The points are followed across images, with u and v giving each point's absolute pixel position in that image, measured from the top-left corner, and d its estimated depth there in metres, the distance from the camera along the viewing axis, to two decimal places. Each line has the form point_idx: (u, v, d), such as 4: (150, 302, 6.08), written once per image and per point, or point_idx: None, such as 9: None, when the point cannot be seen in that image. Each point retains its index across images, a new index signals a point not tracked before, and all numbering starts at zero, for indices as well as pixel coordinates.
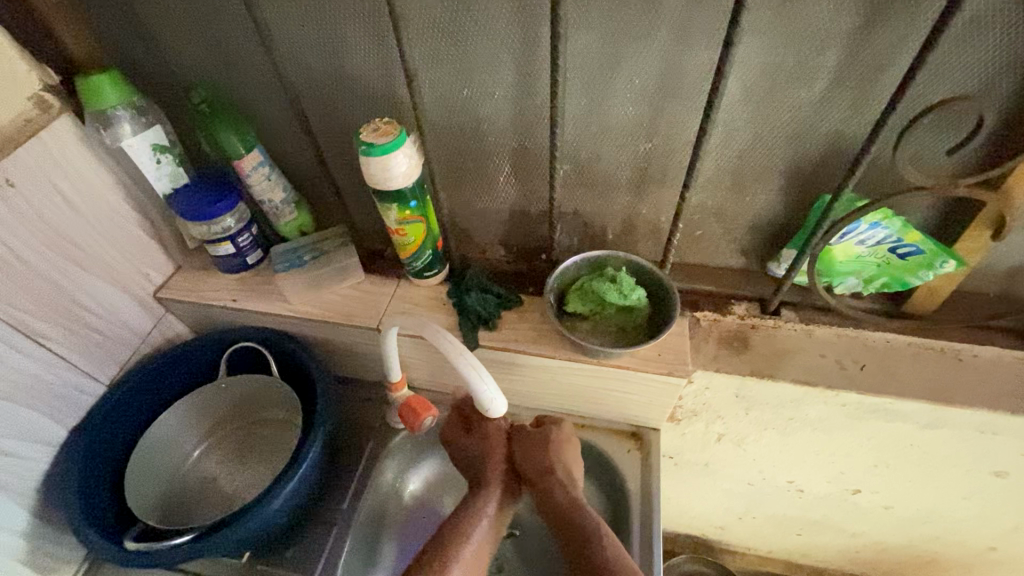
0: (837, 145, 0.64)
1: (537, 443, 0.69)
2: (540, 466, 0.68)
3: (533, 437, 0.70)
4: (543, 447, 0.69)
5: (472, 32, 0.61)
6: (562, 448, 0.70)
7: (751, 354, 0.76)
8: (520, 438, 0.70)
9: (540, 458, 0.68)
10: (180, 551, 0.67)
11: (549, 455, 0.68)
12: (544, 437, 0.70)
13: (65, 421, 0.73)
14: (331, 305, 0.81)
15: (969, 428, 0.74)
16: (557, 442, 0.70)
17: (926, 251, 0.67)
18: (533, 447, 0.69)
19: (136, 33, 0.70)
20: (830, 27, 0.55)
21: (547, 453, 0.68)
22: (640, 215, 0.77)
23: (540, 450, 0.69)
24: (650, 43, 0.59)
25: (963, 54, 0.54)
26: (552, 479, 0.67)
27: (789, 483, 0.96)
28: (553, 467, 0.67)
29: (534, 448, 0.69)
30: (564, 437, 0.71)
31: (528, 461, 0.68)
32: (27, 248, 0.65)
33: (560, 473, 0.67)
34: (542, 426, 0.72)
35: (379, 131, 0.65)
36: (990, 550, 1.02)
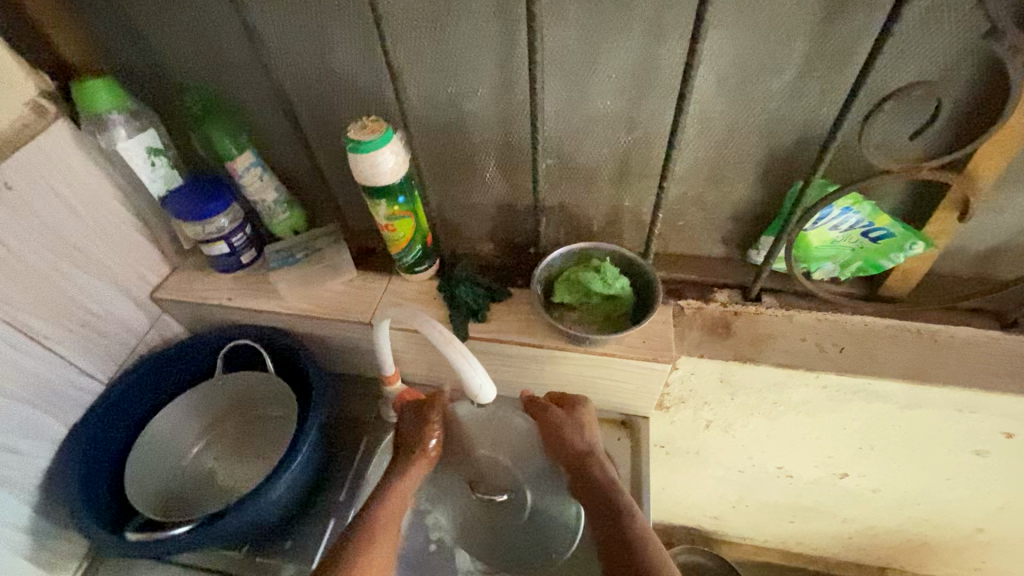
0: (808, 132, 0.66)
1: (574, 424, 0.72)
2: (578, 448, 0.71)
3: (568, 419, 0.73)
4: (578, 427, 0.72)
5: (454, 32, 0.64)
6: (593, 427, 0.74)
7: (734, 339, 0.78)
8: (554, 417, 0.73)
9: (579, 441, 0.71)
10: (181, 542, 0.68)
11: (586, 438, 0.71)
12: (579, 420, 0.73)
13: (66, 418, 0.75)
14: (325, 301, 0.83)
15: (948, 406, 0.76)
16: (588, 419, 0.73)
17: (897, 234, 0.70)
18: (567, 428, 0.72)
19: (129, 39, 0.72)
20: (794, 17, 0.57)
21: (585, 436, 0.72)
22: (623, 206, 0.79)
23: (576, 432, 0.72)
24: (624, 38, 0.62)
25: (920, 42, 0.57)
26: (595, 461, 0.70)
27: (778, 468, 0.98)
28: (595, 449, 0.71)
29: (569, 430, 0.72)
30: (593, 416, 0.74)
31: (569, 441, 0.71)
32: (24, 247, 0.67)
33: (600, 455, 0.71)
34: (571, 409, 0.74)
35: (366, 129, 0.67)
36: (978, 531, 1.05)
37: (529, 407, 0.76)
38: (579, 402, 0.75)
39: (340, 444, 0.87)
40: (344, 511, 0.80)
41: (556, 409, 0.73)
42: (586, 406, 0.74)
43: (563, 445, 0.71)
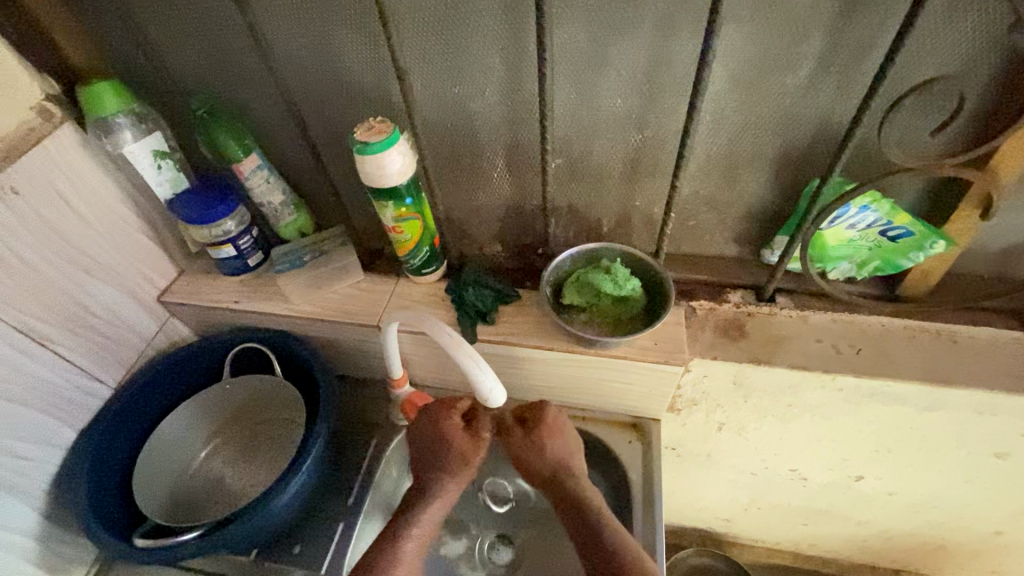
0: (824, 129, 0.65)
1: (531, 447, 0.71)
2: (543, 468, 0.70)
3: (525, 441, 0.71)
4: (535, 449, 0.70)
5: (461, 30, 0.63)
6: (557, 438, 0.71)
7: (748, 341, 0.76)
8: (513, 443, 0.71)
9: (540, 464, 0.70)
10: (189, 548, 0.68)
11: (546, 458, 0.70)
12: (536, 440, 0.71)
13: (74, 422, 0.75)
14: (331, 304, 0.82)
15: (968, 409, 0.74)
16: (546, 434, 0.71)
17: (916, 233, 0.68)
18: (526, 452, 0.71)
19: (134, 42, 0.71)
20: (811, 12, 0.56)
21: (545, 456, 0.70)
22: (634, 206, 0.78)
23: (535, 456, 0.70)
24: (635, 35, 0.60)
25: (941, 36, 0.55)
26: (563, 479, 0.69)
27: (791, 471, 0.97)
28: (560, 465, 0.70)
29: (528, 454, 0.71)
30: (555, 426, 0.72)
31: (533, 462, 0.70)
32: (31, 253, 0.67)
33: (567, 469, 0.70)
34: (528, 424, 0.72)
35: (373, 130, 0.66)
36: (996, 534, 1.02)
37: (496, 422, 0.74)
38: (540, 415, 0.72)
39: (347, 448, 0.86)
40: (352, 516, 0.79)
41: (513, 433, 0.71)
42: (545, 419, 0.71)
43: (528, 467, 0.71)
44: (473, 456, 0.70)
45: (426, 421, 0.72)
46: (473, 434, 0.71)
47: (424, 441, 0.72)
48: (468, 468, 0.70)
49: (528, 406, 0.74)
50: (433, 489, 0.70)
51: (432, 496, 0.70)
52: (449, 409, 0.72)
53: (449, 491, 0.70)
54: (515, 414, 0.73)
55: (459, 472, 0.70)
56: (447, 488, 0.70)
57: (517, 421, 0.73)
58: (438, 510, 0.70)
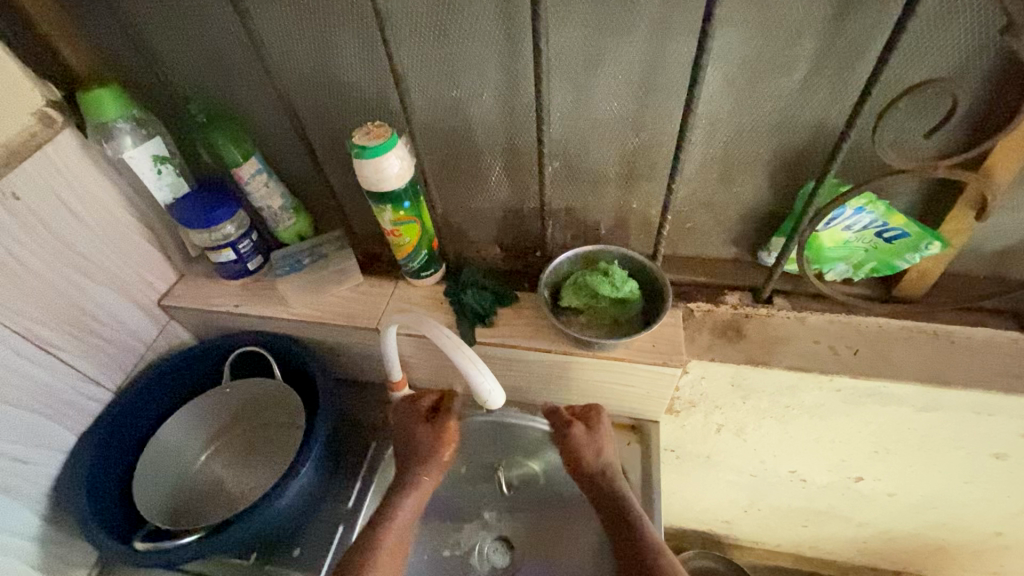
0: (819, 131, 0.65)
1: (592, 445, 0.71)
2: (597, 465, 0.70)
3: (587, 437, 0.71)
4: (595, 447, 0.70)
5: (458, 35, 0.63)
6: (611, 442, 0.72)
7: (746, 342, 0.77)
8: (574, 436, 0.71)
9: (595, 462, 0.70)
10: (189, 550, 0.68)
11: (602, 458, 0.70)
12: (597, 440, 0.71)
13: (74, 427, 0.75)
14: (330, 307, 0.82)
15: (966, 409, 0.75)
16: (606, 437, 0.72)
17: (912, 234, 0.68)
18: (585, 448, 0.70)
19: (134, 48, 0.72)
20: (804, 15, 0.56)
21: (602, 456, 0.70)
22: (631, 209, 0.78)
23: (592, 454, 0.70)
24: (630, 39, 0.61)
25: (934, 38, 0.55)
26: (614, 482, 0.69)
27: (791, 472, 0.97)
28: (613, 468, 0.70)
29: (586, 451, 0.70)
30: (611, 431, 0.73)
31: (588, 458, 0.70)
32: (33, 258, 0.67)
33: (617, 475, 0.70)
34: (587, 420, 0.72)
35: (370, 134, 0.66)
36: (997, 535, 1.02)
37: (551, 416, 0.73)
38: (601, 416, 0.73)
39: (347, 450, 0.87)
40: (352, 518, 0.79)
41: (577, 426, 0.71)
42: (605, 421, 0.73)
43: (580, 464, 0.70)
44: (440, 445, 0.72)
45: (394, 417, 0.75)
46: (438, 425, 0.73)
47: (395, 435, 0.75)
48: (440, 458, 0.72)
49: (583, 406, 0.75)
50: (408, 481, 0.71)
51: (408, 486, 0.71)
52: (413, 402, 0.75)
53: (422, 484, 0.71)
54: (569, 412, 0.74)
55: (430, 462, 0.72)
56: (422, 477, 0.71)
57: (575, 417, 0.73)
58: (415, 504, 0.71)
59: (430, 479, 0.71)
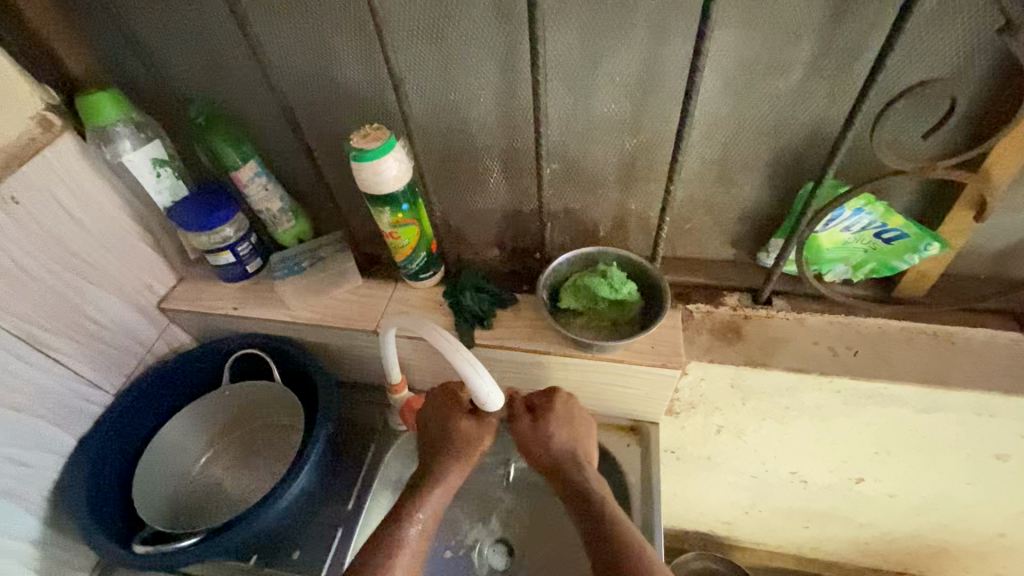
0: (818, 132, 0.65)
1: (535, 437, 0.71)
2: (549, 456, 0.70)
3: (530, 429, 0.71)
4: (539, 439, 0.71)
5: (456, 37, 0.63)
6: (564, 430, 0.71)
7: (745, 343, 0.77)
8: (518, 431, 0.72)
9: (542, 454, 0.71)
10: (191, 554, 0.68)
11: (551, 447, 0.70)
12: (542, 431, 0.71)
13: (73, 430, 0.75)
14: (329, 309, 0.82)
15: (966, 410, 0.74)
16: (553, 424, 0.71)
17: (911, 235, 0.68)
18: (531, 441, 0.71)
19: (133, 52, 0.72)
20: (802, 15, 0.56)
21: (551, 446, 0.70)
22: (630, 210, 0.78)
23: (538, 446, 0.71)
24: (628, 41, 0.61)
25: (932, 39, 0.55)
26: (564, 471, 0.69)
27: (791, 473, 0.97)
28: (564, 457, 0.70)
29: (531, 444, 0.71)
30: (562, 418, 0.72)
31: (539, 450, 0.71)
32: (33, 261, 0.67)
33: (570, 462, 0.70)
34: (534, 412, 0.73)
35: (369, 137, 0.67)
36: (999, 536, 1.02)
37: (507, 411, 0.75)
38: (549, 404, 0.73)
39: (346, 453, 0.87)
40: (351, 521, 0.79)
41: (519, 421, 0.72)
42: (552, 409, 0.72)
43: (532, 457, 0.72)
44: (477, 441, 0.70)
45: (436, 408, 0.74)
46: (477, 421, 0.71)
47: (433, 425, 0.73)
48: (473, 452, 0.70)
49: (539, 395, 0.75)
50: (437, 473, 0.69)
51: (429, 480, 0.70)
52: (455, 396, 0.73)
53: (452, 477, 0.69)
54: (525, 402, 0.74)
55: (463, 457, 0.70)
56: (451, 471, 0.70)
57: (527, 409, 0.74)
58: (440, 497, 0.69)
59: (458, 475, 0.70)
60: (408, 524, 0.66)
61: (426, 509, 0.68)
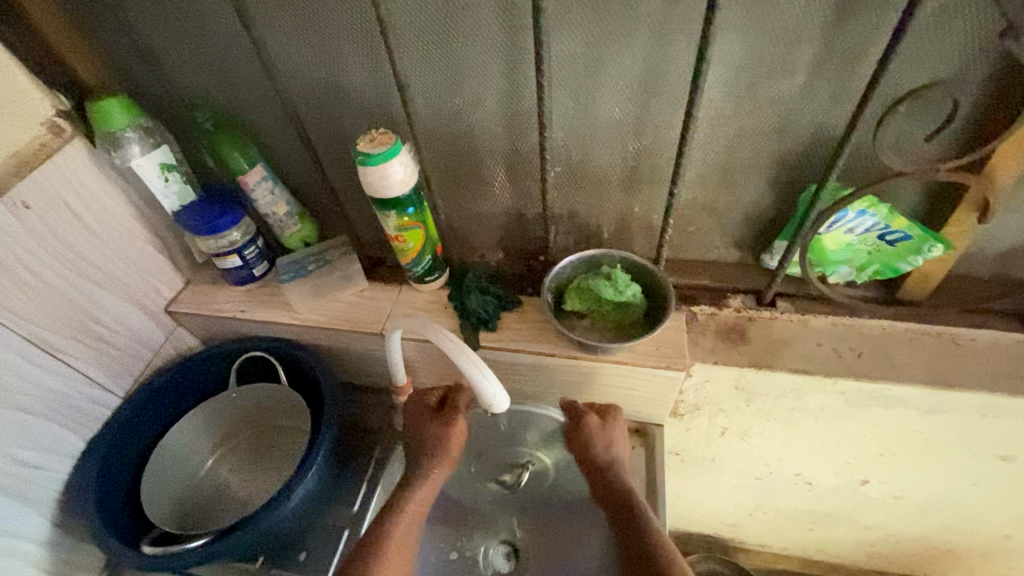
0: (820, 135, 0.65)
1: (604, 437, 0.72)
2: (607, 457, 0.71)
3: (600, 429, 0.72)
4: (606, 440, 0.72)
5: (461, 42, 0.64)
6: (623, 440, 0.73)
7: (749, 345, 0.77)
8: (587, 427, 0.72)
9: (603, 454, 0.71)
10: (196, 554, 0.68)
11: (612, 451, 0.72)
12: (610, 432, 0.73)
13: (83, 432, 0.76)
14: (335, 312, 0.83)
15: (971, 411, 0.74)
16: (618, 432, 0.73)
17: (914, 237, 0.69)
18: (597, 438, 0.72)
19: (141, 58, 0.73)
20: (804, 19, 0.56)
21: (611, 449, 0.72)
22: (634, 213, 0.79)
23: (602, 445, 0.72)
24: (631, 46, 0.61)
25: (934, 42, 0.56)
26: (618, 475, 0.70)
27: (796, 475, 0.97)
28: (620, 462, 0.71)
29: (598, 442, 0.72)
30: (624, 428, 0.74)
31: (599, 450, 0.71)
32: (42, 265, 0.68)
33: (622, 469, 0.71)
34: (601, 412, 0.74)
35: (375, 141, 0.67)
36: (1005, 538, 1.02)
37: (566, 408, 0.75)
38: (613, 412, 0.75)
39: (352, 456, 0.87)
40: (357, 523, 0.79)
41: (591, 417, 0.73)
42: (619, 418, 0.74)
43: (590, 454, 0.71)
44: (447, 441, 0.71)
45: (407, 414, 0.76)
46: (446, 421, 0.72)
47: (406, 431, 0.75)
48: (447, 452, 0.71)
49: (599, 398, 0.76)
50: (416, 474, 0.71)
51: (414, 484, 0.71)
52: (421, 401, 0.75)
53: (432, 479, 0.71)
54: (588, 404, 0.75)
55: (438, 455, 0.71)
56: (430, 472, 0.71)
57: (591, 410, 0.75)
58: (425, 496, 0.71)
59: (438, 472, 0.71)
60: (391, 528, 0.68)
61: (406, 512, 0.69)
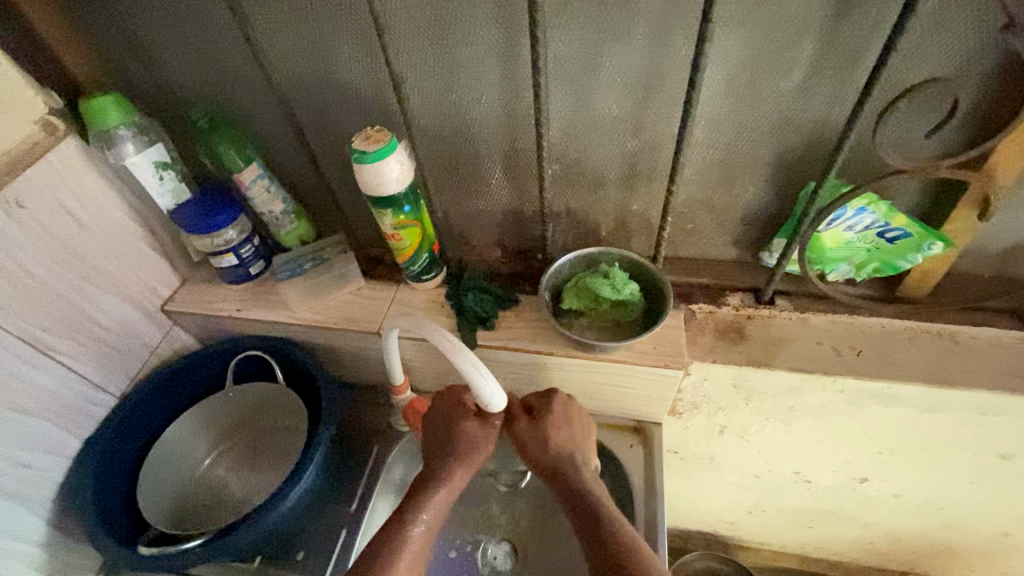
0: (820, 132, 0.65)
1: (535, 438, 0.70)
2: (548, 456, 0.69)
3: (529, 431, 0.70)
4: (539, 440, 0.70)
5: (457, 39, 0.63)
6: (563, 430, 0.71)
7: (747, 343, 0.76)
8: (517, 432, 0.71)
9: (541, 456, 0.70)
10: (192, 555, 0.68)
11: (549, 448, 0.69)
12: (541, 430, 0.70)
13: (79, 432, 0.76)
14: (332, 310, 0.83)
15: (970, 409, 0.74)
16: (553, 426, 0.70)
17: (914, 234, 0.68)
18: (529, 441, 0.70)
19: (135, 55, 0.72)
20: (804, 15, 0.56)
21: (548, 447, 0.70)
22: (632, 211, 0.78)
23: (537, 446, 0.70)
24: (629, 42, 0.61)
25: (935, 38, 0.55)
26: (564, 473, 0.69)
27: (795, 473, 0.96)
28: (561, 460, 0.69)
29: (531, 446, 0.70)
30: (560, 419, 0.71)
31: (537, 451, 0.70)
32: (37, 264, 0.68)
33: (569, 464, 0.69)
34: (533, 412, 0.72)
35: (370, 139, 0.67)
36: (1004, 536, 1.02)
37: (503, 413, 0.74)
38: (548, 405, 0.72)
39: (349, 455, 0.87)
40: (356, 523, 0.79)
41: (518, 422, 0.71)
42: (551, 411, 0.71)
43: (530, 456, 0.71)
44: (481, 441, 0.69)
45: (438, 410, 0.74)
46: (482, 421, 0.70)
47: (435, 428, 0.73)
48: (479, 454, 0.69)
49: (537, 397, 0.74)
50: (439, 475, 0.69)
51: (435, 482, 0.69)
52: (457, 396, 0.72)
53: (458, 478, 0.69)
54: (522, 404, 0.73)
55: (465, 457, 0.69)
56: (456, 472, 0.69)
57: (525, 411, 0.72)
58: (446, 498, 0.69)
59: (463, 475, 0.69)
60: (413, 528, 0.66)
61: (429, 512, 0.67)
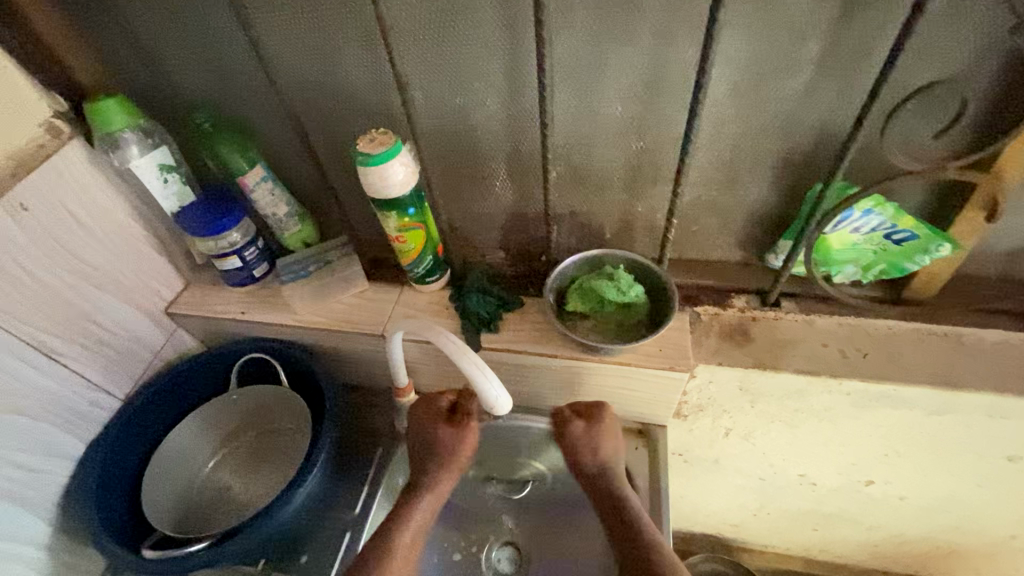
0: (826, 133, 0.64)
1: (589, 443, 0.71)
2: (596, 461, 0.71)
3: (586, 436, 0.71)
4: (592, 446, 0.71)
5: (461, 41, 0.63)
6: (613, 440, 0.72)
7: (752, 346, 0.76)
8: (570, 434, 0.71)
9: (591, 461, 0.71)
10: (196, 559, 0.68)
11: (600, 455, 0.71)
12: (595, 438, 0.71)
13: (83, 434, 0.76)
14: (336, 313, 0.82)
15: (978, 412, 0.74)
16: (607, 435, 0.71)
17: (921, 236, 0.68)
18: (582, 445, 0.71)
19: (138, 58, 0.72)
20: (810, 16, 0.55)
21: (599, 453, 0.71)
22: (636, 213, 0.78)
23: (588, 450, 0.71)
24: (634, 44, 0.61)
25: (942, 39, 0.55)
26: (607, 480, 0.71)
27: (800, 476, 0.96)
28: (607, 467, 0.71)
29: (583, 450, 0.71)
30: (614, 428, 0.72)
31: (587, 456, 0.71)
32: (41, 267, 0.68)
33: (613, 472, 0.71)
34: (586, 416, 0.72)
35: (375, 141, 0.66)
36: (1011, 538, 1.01)
37: (553, 413, 0.74)
38: (600, 414, 0.72)
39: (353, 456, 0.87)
40: (359, 525, 0.78)
41: (574, 425, 0.71)
42: (607, 419, 0.72)
43: (577, 459, 0.72)
44: (457, 447, 0.71)
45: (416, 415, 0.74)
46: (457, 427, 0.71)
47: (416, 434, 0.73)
48: (457, 459, 0.71)
49: (588, 403, 0.75)
50: (426, 482, 0.71)
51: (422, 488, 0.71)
52: (432, 402, 0.73)
53: (440, 485, 0.71)
54: (573, 408, 0.74)
55: (450, 464, 0.71)
56: (439, 478, 0.71)
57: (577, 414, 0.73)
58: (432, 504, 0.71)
59: (447, 482, 0.71)
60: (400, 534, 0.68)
61: (415, 519, 0.69)
